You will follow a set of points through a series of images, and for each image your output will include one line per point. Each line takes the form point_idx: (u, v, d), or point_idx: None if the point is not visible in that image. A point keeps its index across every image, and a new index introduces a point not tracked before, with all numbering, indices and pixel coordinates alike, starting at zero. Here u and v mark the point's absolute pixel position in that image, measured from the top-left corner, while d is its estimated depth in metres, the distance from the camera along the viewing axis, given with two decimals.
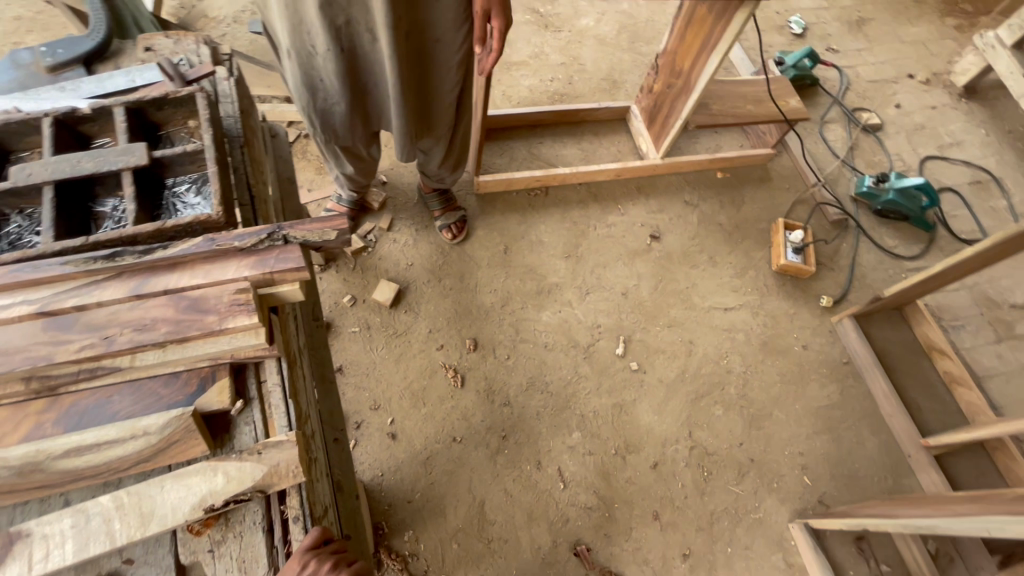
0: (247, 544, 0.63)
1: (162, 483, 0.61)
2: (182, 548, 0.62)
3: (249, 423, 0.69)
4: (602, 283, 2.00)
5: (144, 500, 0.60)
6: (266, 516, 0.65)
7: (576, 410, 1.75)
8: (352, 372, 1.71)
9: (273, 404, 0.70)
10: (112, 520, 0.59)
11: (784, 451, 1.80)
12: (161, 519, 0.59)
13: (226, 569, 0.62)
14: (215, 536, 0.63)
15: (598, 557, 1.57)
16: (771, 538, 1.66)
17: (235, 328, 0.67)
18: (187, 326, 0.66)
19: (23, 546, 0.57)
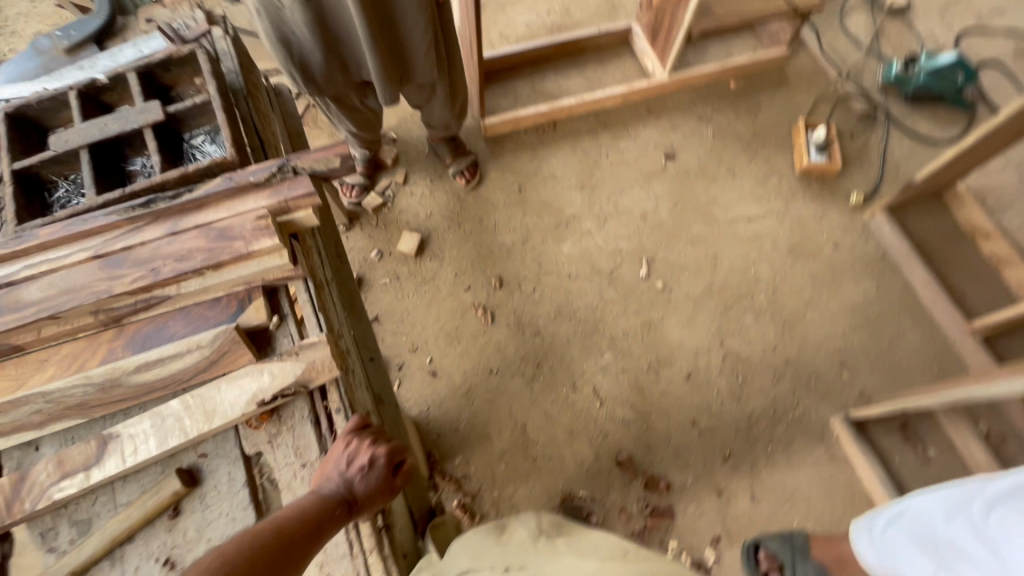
0: (299, 434, 0.72)
1: (219, 386, 0.71)
2: (245, 440, 0.72)
3: (288, 334, 0.77)
4: (620, 208, 2.00)
5: (206, 400, 0.70)
6: (312, 410, 0.73)
7: (605, 333, 1.80)
8: (389, 320, 1.83)
9: (306, 319, 0.78)
10: (183, 418, 0.69)
11: (821, 350, 1.79)
12: (224, 414, 0.69)
13: (285, 455, 0.72)
14: (271, 429, 0.72)
15: (640, 464, 1.64)
16: (812, 434, 1.68)
17: (261, 251, 0.74)
18: (219, 253, 0.74)
19: (117, 444, 0.68)
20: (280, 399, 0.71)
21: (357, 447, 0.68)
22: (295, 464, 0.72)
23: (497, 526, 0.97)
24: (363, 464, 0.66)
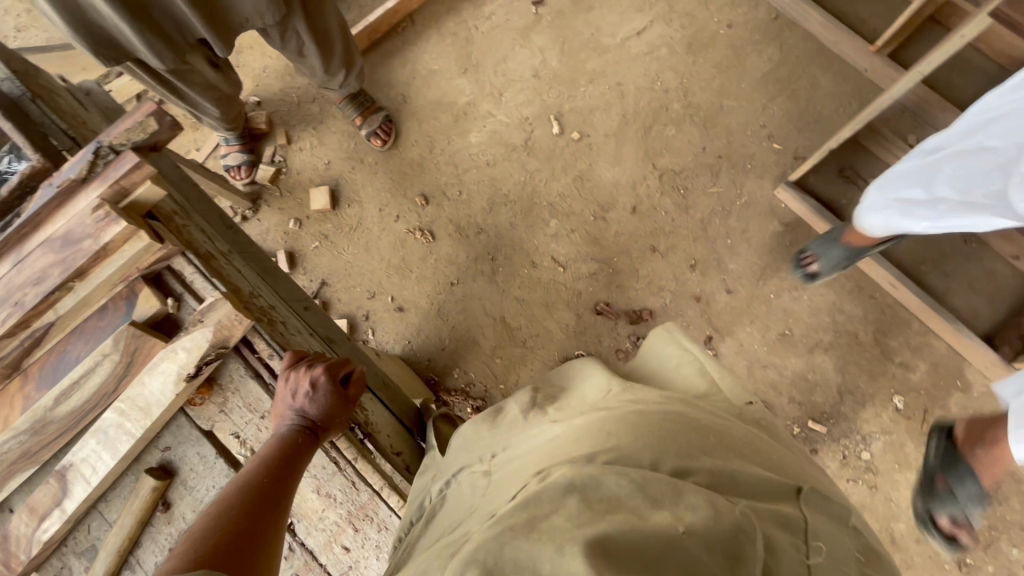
0: (246, 391, 0.74)
1: (142, 380, 0.71)
2: (199, 419, 0.74)
3: (191, 310, 0.76)
4: (510, 77, 1.90)
5: (136, 398, 0.71)
6: (249, 366, 0.75)
7: (543, 203, 1.79)
8: (337, 279, 1.80)
9: (201, 288, 0.76)
10: (124, 423, 0.71)
11: (746, 132, 1.79)
12: (158, 403, 0.70)
13: (242, 414, 0.74)
14: (217, 399, 0.74)
15: (619, 306, 1.70)
16: (762, 213, 1.72)
17: (115, 239, 0.71)
18: (75, 258, 0.70)
19: (75, 471, 0.70)
20: (206, 366, 0.71)
21: (296, 378, 0.69)
22: (254, 419, 0.74)
23: (488, 410, 0.79)
24: (307, 389, 0.67)
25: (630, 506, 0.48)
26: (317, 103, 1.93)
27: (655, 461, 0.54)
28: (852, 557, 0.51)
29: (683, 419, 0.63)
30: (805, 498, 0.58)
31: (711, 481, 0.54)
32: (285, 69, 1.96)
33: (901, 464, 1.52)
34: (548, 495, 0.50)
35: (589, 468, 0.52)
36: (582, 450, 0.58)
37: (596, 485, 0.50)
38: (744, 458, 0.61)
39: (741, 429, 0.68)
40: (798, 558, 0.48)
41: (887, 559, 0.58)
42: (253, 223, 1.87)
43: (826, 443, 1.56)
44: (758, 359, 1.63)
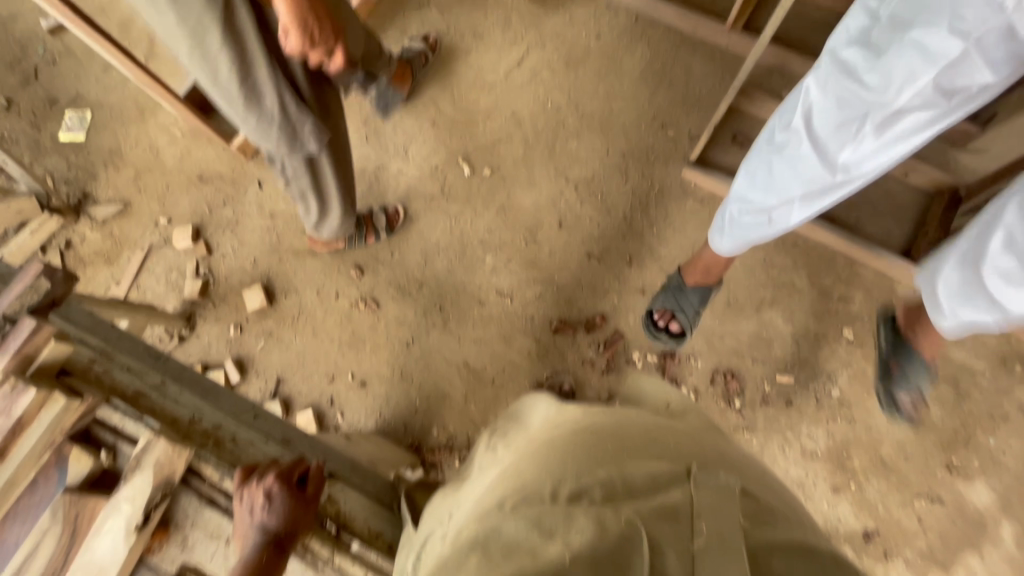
0: (206, 521, 0.78)
1: (92, 542, 0.74)
2: (162, 564, 0.75)
3: (125, 454, 0.80)
4: (410, 133, 1.96)
5: (89, 563, 0.73)
6: (201, 496, 0.79)
7: (474, 242, 1.83)
8: (293, 372, 1.77)
9: (132, 429, 0.81)
10: None
11: (640, 127, 1.89)
12: (114, 564, 0.73)
13: (204, 543, 0.77)
14: (177, 540, 0.77)
15: (573, 319, 1.74)
16: (677, 196, 1.81)
17: (27, 410, 0.72)
18: None
19: None
20: (155, 510, 0.75)
21: (251, 493, 0.68)
22: (220, 546, 0.77)
23: (456, 478, 0.82)
24: (262, 501, 0.66)
25: (527, 546, 0.50)
26: (229, 206, 1.93)
27: (554, 488, 0.57)
28: (735, 522, 0.54)
29: (589, 435, 0.67)
30: (695, 477, 0.60)
31: (605, 493, 0.56)
32: (189, 182, 1.95)
33: (869, 390, 1.60)
34: (453, 558, 0.53)
35: (491, 520, 0.56)
36: (495, 496, 0.61)
37: (496, 534, 0.53)
38: (639, 456, 0.64)
39: (644, 424, 0.73)
40: (680, 548, 0.50)
41: (783, 514, 0.62)
42: (192, 341, 1.83)
43: (797, 392, 1.62)
44: (713, 331, 1.69)
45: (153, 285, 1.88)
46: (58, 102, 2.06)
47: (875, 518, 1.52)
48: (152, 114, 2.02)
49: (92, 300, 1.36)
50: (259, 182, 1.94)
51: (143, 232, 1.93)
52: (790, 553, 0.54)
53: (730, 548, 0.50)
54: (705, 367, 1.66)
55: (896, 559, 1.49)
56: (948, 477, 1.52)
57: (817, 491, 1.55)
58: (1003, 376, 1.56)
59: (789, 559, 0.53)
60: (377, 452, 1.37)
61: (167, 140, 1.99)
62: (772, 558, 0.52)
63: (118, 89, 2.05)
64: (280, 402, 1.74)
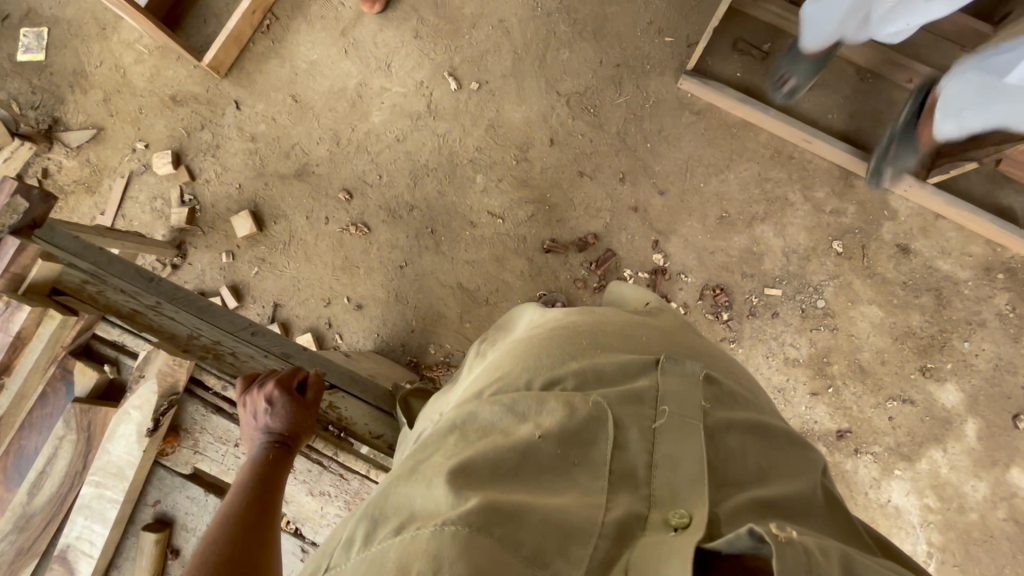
0: (214, 426, 0.82)
1: (108, 447, 0.78)
2: (177, 464, 0.81)
3: (128, 368, 0.82)
4: (392, 44, 1.84)
5: (108, 465, 0.78)
6: (207, 404, 0.83)
7: (463, 162, 1.79)
8: (289, 297, 1.79)
9: (131, 344, 0.82)
10: (104, 492, 0.78)
11: (636, 33, 1.78)
12: (130, 465, 0.78)
13: (215, 446, 0.82)
14: (188, 443, 0.82)
15: (565, 238, 1.74)
16: (673, 108, 1.75)
17: (24, 326, 0.75)
18: None
19: (75, 550, 0.77)
20: (162, 417, 0.78)
21: (252, 400, 0.72)
22: (229, 449, 0.82)
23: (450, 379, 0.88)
24: (265, 407, 0.71)
25: (502, 426, 0.57)
26: (207, 129, 1.85)
27: (531, 379, 0.63)
28: (697, 405, 0.60)
29: (569, 330, 0.71)
30: (664, 366, 0.65)
31: (578, 384, 0.62)
32: (163, 103, 1.86)
33: (853, 301, 1.64)
34: (432, 439, 0.57)
35: (467, 405, 0.60)
36: (479, 386, 0.67)
37: (472, 417, 0.58)
38: (613, 350, 0.69)
39: (624, 321, 0.76)
40: (641, 426, 0.57)
41: (742, 395, 0.68)
42: (186, 269, 1.83)
43: (783, 304, 1.66)
44: (704, 247, 1.70)
45: (138, 213, 1.85)
46: (10, 17, 1.91)
47: (848, 418, 1.61)
48: (113, 29, 1.88)
49: (79, 229, 1.36)
50: (235, 102, 1.85)
51: (121, 158, 1.86)
52: (745, 429, 0.61)
53: (687, 427, 0.57)
54: (695, 283, 1.69)
55: (865, 454, 1.60)
56: (921, 379, 1.60)
57: (796, 396, 1.64)
58: (984, 284, 1.59)
59: (742, 435, 0.61)
60: (376, 369, 1.43)
61: (133, 59, 1.87)
62: (727, 435, 0.59)
63: (72, 1, 1.90)
64: (279, 326, 1.78)
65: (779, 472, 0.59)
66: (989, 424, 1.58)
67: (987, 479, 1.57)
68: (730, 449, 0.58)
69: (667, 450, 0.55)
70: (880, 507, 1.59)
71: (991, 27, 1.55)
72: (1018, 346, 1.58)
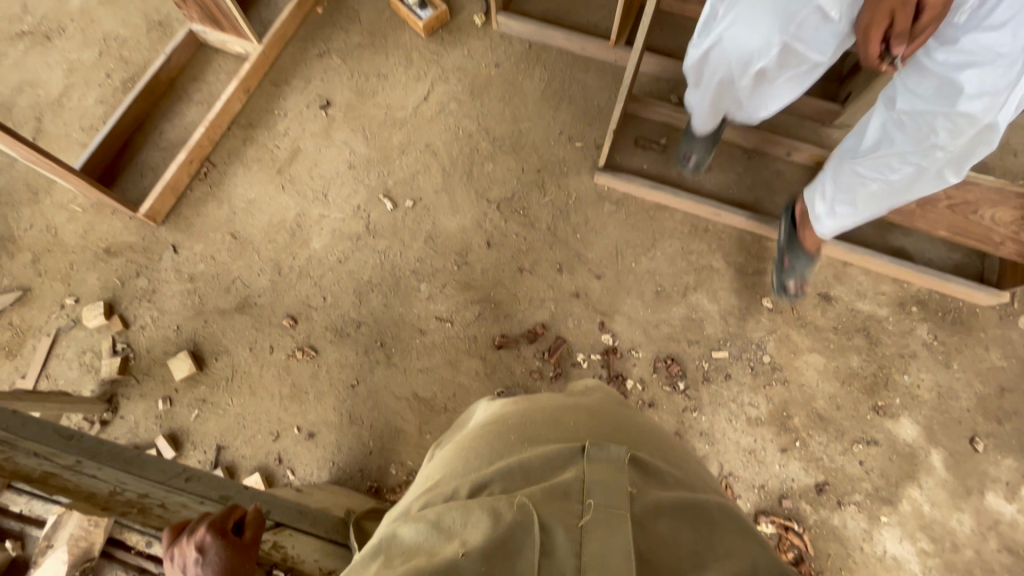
0: None
1: None
2: None
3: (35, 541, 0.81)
4: (327, 176, 1.97)
5: None
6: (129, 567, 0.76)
7: (406, 273, 1.84)
8: (234, 437, 1.68)
9: (35, 511, 0.82)
10: None
11: (549, 142, 1.99)
12: None
13: None
14: None
15: (514, 333, 1.77)
16: (594, 200, 1.91)
17: None
18: None
19: None
20: None
21: (180, 551, 0.65)
22: None
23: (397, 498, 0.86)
24: (195, 557, 0.63)
25: (426, 548, 0.56)
26: (143, 276, 1.84)
27: (457, 488, 0.64)
28: (621, 493, 0.58)
29: (503, 427, 0.74)
30: (590, 454, 0.63)
31: (504, 486, 0.62)
32: (96, 257, 1.85)
33: (795, 352, 1.71)
34: (361, 565, 0.59)
35: (398, 525, 0.62)
36: (415, 501, 0.68)
37: (399, 540, 0.59)
38: (544, 440, 0.69)
39: (558, 406, 0.78)
40: (567, 524, 0.55)
41: (669, 473, 0.69)
42: (117, 423, 1.70)
43: (732, 365, 1.71)
44: (648, 322, 1.76)
45: (65, 371, 1.74)
46: None
47: (823, 470, 1.61)
48: (46, 193, 1.92)
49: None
50: (173, 246, 1.87)
51: (48, 317, 1.79)
52: (673, 512, 0.61)
53: (613, 517, 0.55)
54: (647, 357, 1.73)
55: (848, 506, 1.58)
56: (877, 418, 1.64)
57: (767, 455, 1.63)
58: (904, 318, 1.72)
59: (671, 517, 0.60)
60: (331, 501, 1.32)
61: (66, 218, 1.89)
62: (656, 519, 0.58)
63: (4, 172, 1.95)
64: (223, 472, 1.64)
65: (713, 551, 0.58)
66: (951, 452, 1.61)
67: (969, 510, 1.56)
68: (660, 534, 0.57)
69: (594, 547, 0.52)
70: (880, 561, 1.53)
71: (839, 105, 1.85)
72: (951, 372, 1.67)
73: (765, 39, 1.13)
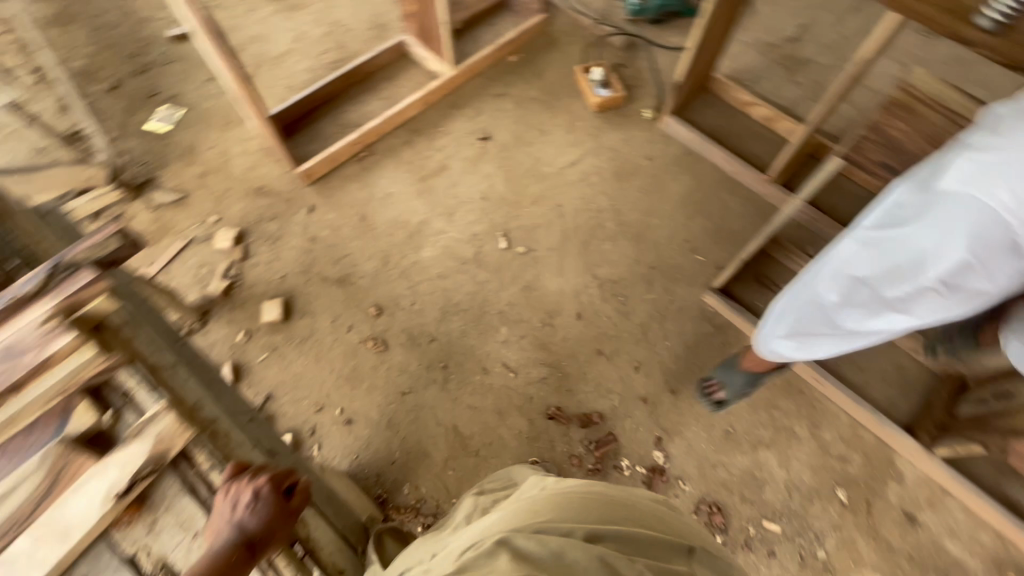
0: (177, 507, 0.92)
1: (70, 499, 0.88)
2: (125, 538, 0.89)
3: (127, 422, 0.98)
4: (460, 199, 2.10)
5: (60, 520, 0.87)
6: (182, 482, 0.93)
7: (493, 311, 1.89)
8: (284, 392, 1.76)
9: (138, 397, 0.99)
10: (40, 544, 0.86)
11: (672, 245, 2.01)
12: (82, 521, 0.87)
13: (170, 525, 0.90)
14: (146, 518, 0.90)
15: (570, 410, 1.74)
16: (695, 316, 1.88)
17: (58, 352, 0.92)
18: (11, 376, 0.88)
19: None
20: (140, 481, 0.90)
21: (239, 489, 0.79)
22: (183, 537, 0.89)
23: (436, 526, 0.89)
24: (250, 500, 0.77)
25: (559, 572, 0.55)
26: (276, 221, 2.03)
27: (572, 528, 0.64)
28: None
29: (600, 492, 0.75)
30: (698, 555, 0.70)
31: (616, 544, 0.64)
32: (248, 191, 2.08)
33: (855, 561, 1.53)
34: (478, 562, 0.57)
35: (512, 535, 0.60)
36: (514, 519, 0.67)
37: (517, 547, 0.58)
38: (645, 525, 0.72)
39: (645, 499, 0.81)
40: None
41: None
42: (198, 336, 1.84)
43: (780, 543, 1.56)
44: (706, 459, 1.66)
45: (180, 274, 1.94)
46: (158, 95, 2.29)
47: None
48: (236, 126, 2.21)
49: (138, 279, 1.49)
50: (310, 206, 2.06)
51: (189, 225, 2.02)
52: None
53: None
54: (692, 494, 1.62)
55: None
56: None
57: None
58: None
59: None
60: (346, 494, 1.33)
61: (240, 151, 2.16)
62: None
63: (214, 97, 2.28)
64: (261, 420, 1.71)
65: None
66: None
67: None
68: None
69: None
70: None
71: None
72: None
73: (939, 251, 0.94)
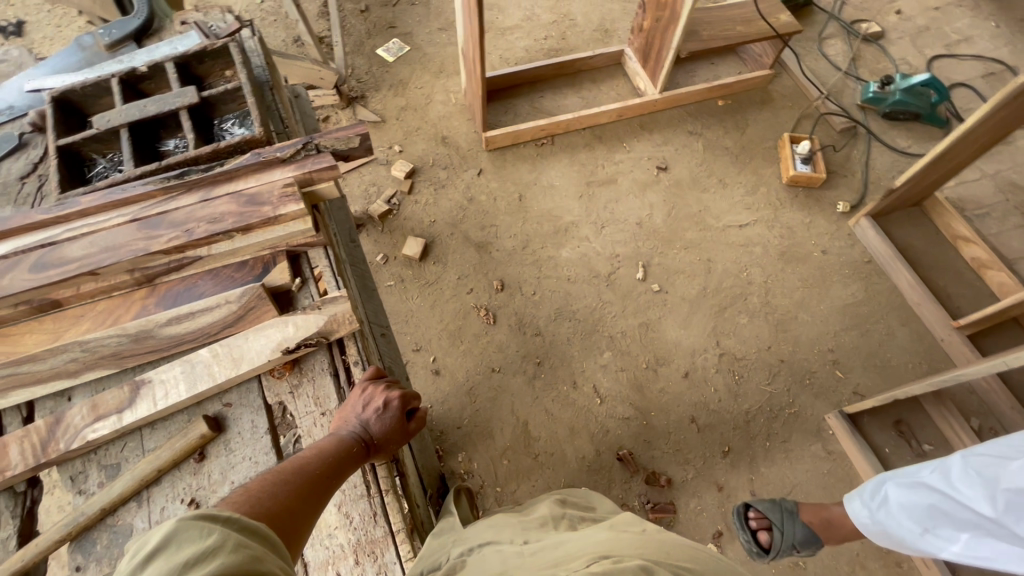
0: (319, 384, 0.90)
1: (247, 336, 0.88)
2: (269, 390, 0.89)
3: (308, 294, 0.96)
4: (616, 216, 2.09)
5: (235, 351, 0.87)
6: (331, 364, 0.92)
7: (604, 333, 1.86)
8: (393, 321, 1.88)
9: (324, 276, 0.96)
10: (211, 366, 0.87)
11: (813, 349, 1.84)
12: (250, 360, 0.87)
13: (306, 401, 0.89)
14: (292, 381, 0.90)
15: (640, 461, 1.67)
16: (809, 430, 1.72)
17: (287, 213, 0.92)
18: (249, 216, 0.91)
19: (149, 389, 0.85)
20: (303, 347, 0.88)
21: (373, 393, 0.84)
22: (315, 412, 0.88)
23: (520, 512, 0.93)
24: (381, 407, 0.82)
25: None
26: (447, 171, 2.17)
27: None
28: None
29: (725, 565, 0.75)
30: None
31: None
32: (434, 136, 2.24)
33: None
34: None
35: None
36: (645, 555, 0.69)
37: None
38: None
39: None
40: None
41: None
42: None
43: None
44: None
45: (353, 185, 2.14)
46: (395, 29, 2.53)
47: None
48: (447, 76, 2.39)
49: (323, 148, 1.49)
50: (480, 170, 2.17)
51: (376, 146, 2.22)
52: None
53: None
54: None
55: None
56: None
57: None
58: None
59: None
60: None
61: (442, 100, 2.33)
62: None
63: (439, 46, 2.48)
64: None
65: None
66: None
67: None
68: None
69: None
70: None
71: None
72: None
73: None
